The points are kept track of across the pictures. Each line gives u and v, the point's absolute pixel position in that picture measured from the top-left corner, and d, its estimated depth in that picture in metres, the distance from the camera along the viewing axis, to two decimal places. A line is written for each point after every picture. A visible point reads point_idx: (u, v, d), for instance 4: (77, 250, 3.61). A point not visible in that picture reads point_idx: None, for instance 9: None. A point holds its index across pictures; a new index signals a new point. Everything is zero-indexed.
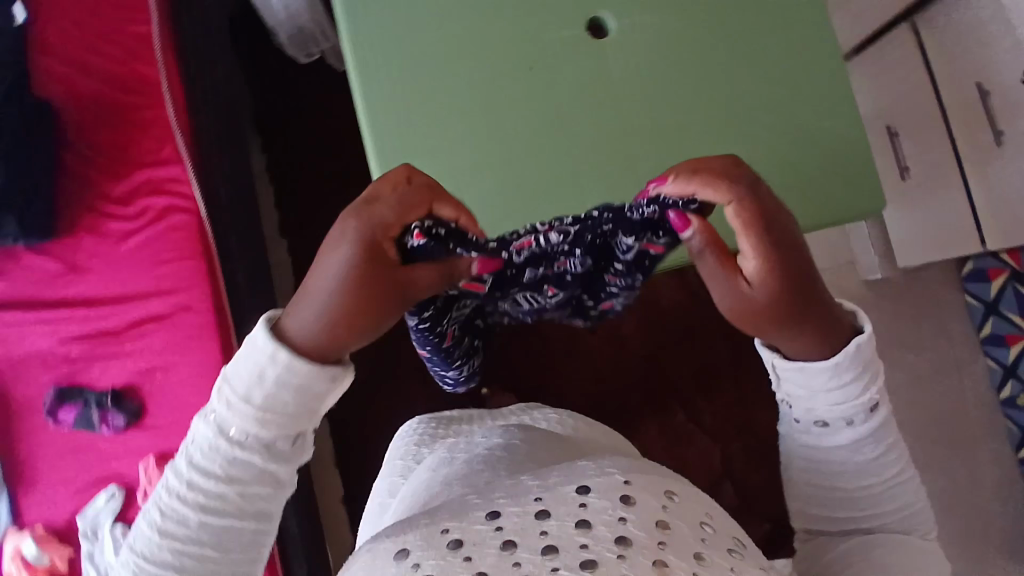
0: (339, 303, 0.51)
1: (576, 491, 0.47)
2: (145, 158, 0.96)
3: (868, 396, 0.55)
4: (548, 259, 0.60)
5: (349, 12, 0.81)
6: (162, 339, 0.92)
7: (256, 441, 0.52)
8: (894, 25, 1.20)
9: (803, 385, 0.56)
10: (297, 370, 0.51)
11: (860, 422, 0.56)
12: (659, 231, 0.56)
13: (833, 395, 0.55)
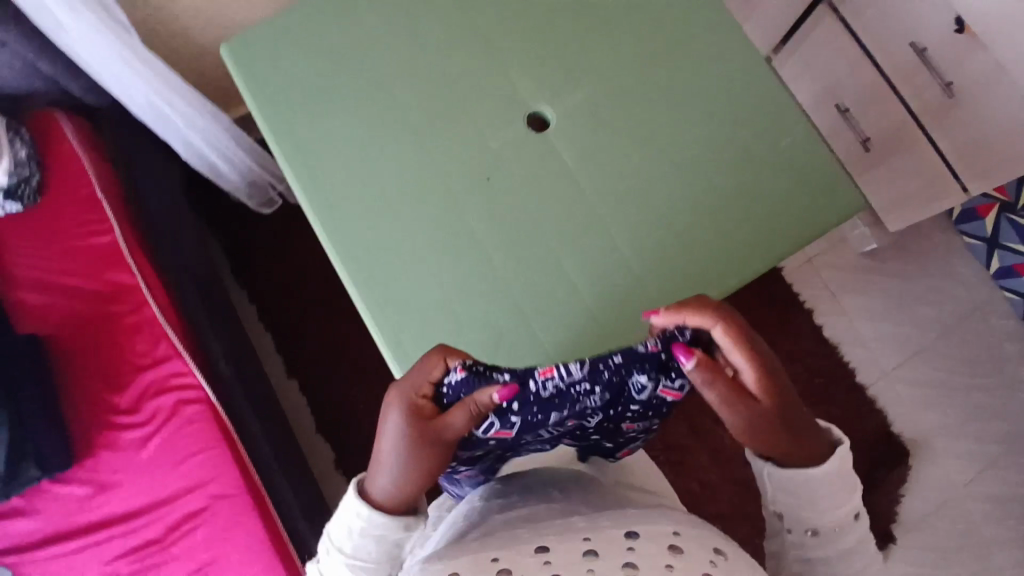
0: (401, 474, 0.55)
1: (625, 534, 0.53)
2: (142, 362, 0.95)
3: (851, 501, 0.56)
4: (556, 414, 0.55)
5: (305, 177, 0.82)
6: (206, 533, 0.92)
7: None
8: (814, 10, 1.21)
9: (795, 495, 0.56)
10: (384, 525, 0.57)
11: (849, 525, 0.57)
12: (675, 370, 0.54)
13: (808, 486, 0.56)
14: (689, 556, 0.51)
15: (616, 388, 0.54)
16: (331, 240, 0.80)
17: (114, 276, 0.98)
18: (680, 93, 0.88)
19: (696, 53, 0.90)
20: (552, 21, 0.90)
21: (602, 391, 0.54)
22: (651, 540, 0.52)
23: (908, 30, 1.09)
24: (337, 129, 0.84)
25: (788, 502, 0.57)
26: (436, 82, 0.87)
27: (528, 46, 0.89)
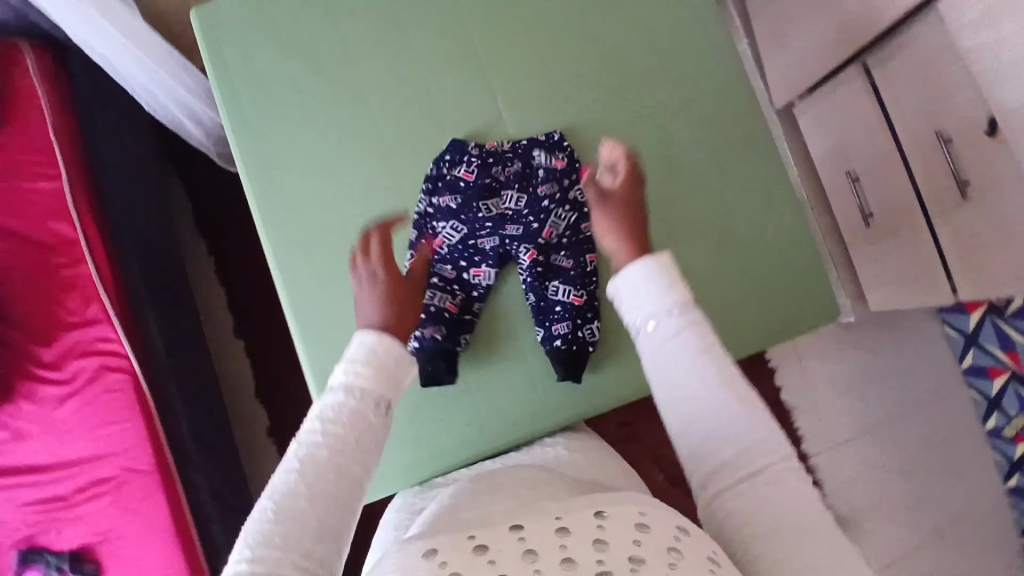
0: (382, 347, 0.53)
1: (595, 512, 0.46)
2: (73, 321, 0.93)
3: (669, 294, 0.53)
4: (496, 164, 0.83)
5: (263, 184, 0.83)
6: (110, 503, 0.90)
7: (358, 410, 0.49)
8: (842, 69, 1.13)
9: (632, 314, 0.55)
10: (380, 382, 0.51)
11: (669, 315, 0.52)
12: (570, 157, 0.84)
13: (692, 343, 0.50)
14: (658, 531, 0.45)
15: (525, 158, 0.84)
16: (276, 258, 0.81)
17: (57, 227, 0.95)
18: (670, 159, 0.87)
19: (695, 118, 0.89)
20: (552, 58, 0.88)
21: (516, 147, 0.85)
22: (623, 515, 0.46)
23: (935, 112, 0.98)
24: (303, 141, 0.83)
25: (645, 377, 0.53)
26: (423, 102, 0.86)
27: (521, 83, 0.87)
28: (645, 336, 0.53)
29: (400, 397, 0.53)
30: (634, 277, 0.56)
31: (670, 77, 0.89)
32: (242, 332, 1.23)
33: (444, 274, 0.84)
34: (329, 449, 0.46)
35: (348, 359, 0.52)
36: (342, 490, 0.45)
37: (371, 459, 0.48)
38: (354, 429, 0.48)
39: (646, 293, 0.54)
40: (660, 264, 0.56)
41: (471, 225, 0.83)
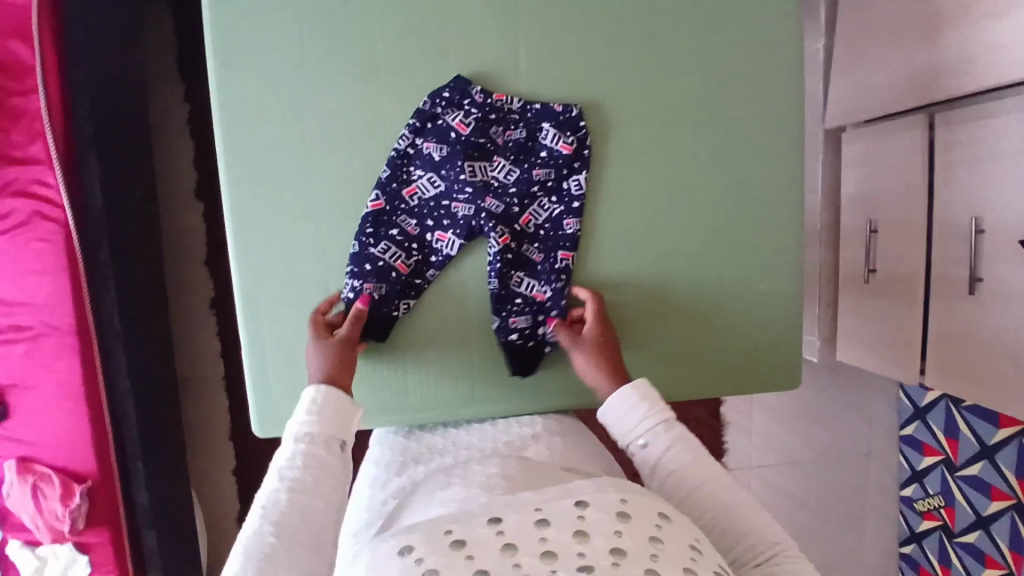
0: (327, 399, 0.64)
1: (575, 504, 0.51)
2: (12, 153, 0.85)
3: (647, 412, 0.64)
4: (496, 125, 0.75)
5: (233, 72, 0.71)
6: (23, 353, 0.88)
7: (314, 457, 0.60)
8: (909, 113, 1.01)
9: (624, 434, 0.65)
10: (327, 426, 0.62)
11: (650, 427, 0.64)
12: (572, 134, 0.75)
13: (681, 456, 0.61)
14: (638, 524, 0.50)
15: (532, 128, 0.75)
16: (226, 159, 0.72)
17: (15, 47, 0.84)
18: (686, 176, 0.78)
19: (729, 138, 0.78)
20: (597, 20, 0.75)
21: (523, 110, 0.75)
22: (602, 506, 0.51)
23: (975, 200, 0.90)
24: (285, 33, 0.71)
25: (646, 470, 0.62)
26: (434, 28, 0.72)
27: (554, 38, 0.74)
28: (637, 453, 0.64)
29: (352, 434, 0.65)
30: (615, 406, 0.66)
31: (723, 82, 0.77)
32: (202, 195, 1.16)
33: (406, 230, 0.74)
34: (293, 492, 0.57)
35: (300, 413, 0.63)
36: (316, 514, 0.57)
37: (330, 492, 0.59)
38: (314, 468, 0.60)
39: (631, 415, 0.65)
40: (641, 388, 0.66)
41: (448, 182, 0.74)
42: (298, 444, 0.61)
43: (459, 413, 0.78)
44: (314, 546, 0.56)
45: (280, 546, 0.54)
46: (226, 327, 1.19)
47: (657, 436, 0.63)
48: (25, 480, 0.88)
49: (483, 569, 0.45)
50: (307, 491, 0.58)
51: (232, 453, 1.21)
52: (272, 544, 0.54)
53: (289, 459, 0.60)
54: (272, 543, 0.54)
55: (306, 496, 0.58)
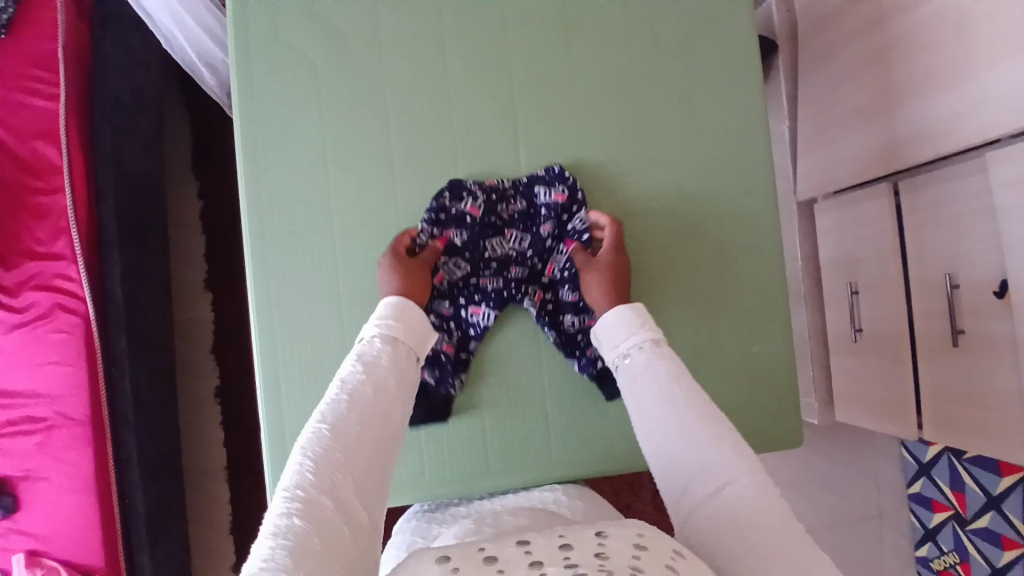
0: (403, 309, 0.67)
1: (596, 534, 0.49)
2: (37, 248, 0.90)
3: (638, 330, 0.66)
4: (495, 203, 0.80)
5: (255, 164, 0.77)
6: (35, 443, 0.89)
7: (385, 356, 0.61)
8: (875, 180, 1.10)
9: (614, 350, 0.67)
10: (402, 333, 0.65)
11: (639, 345, 0.65)
12: (565, 187, 0.79)
13: (661, 369, 0.60)
14: (657, 550, 0.46)
15: (528, 195, 0.80)
16: (251, 245, 0.76)
17: (40, 147, 0.91)
18: (675, 242, 0.82)
19: (714, 207, 0.83)
20: (588, 104, 0.81)
21: (519, 183, 0.80)
22: (624, 536, 0.48)
23: (951, 254, 0.97)
24: (303, 126, 0.78)
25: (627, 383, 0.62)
26: (439, 118, 0.79)
27: (547, 120, 0.81)
28: (624, 372, 0.64)
29: (420, 352, 0.67)
30: (609, 324, 0.69)
31: (706, 154, 0.83)
32: (211, 284, 1.20)
33: (443, 312, 0.80)
34: (372, 378, 0.57)
35: (374, 320, 0.66)
36: (388, 397, 0.56)
37: (401, 385, 0.59)
38: (385, 362, 0.60)
39: (626, 335, 0.67)
40: (638, 311, 0.69)
41: (476, 265, 0.81)
42: (367, 344, 0.62)
43: (472, 482, 0.78)
44: (382, 423, 0.54)
45: (354, 409, 0.53)
46: (230, 414, 1.19)
47: (642, 351, 0.64)
48: (33, 574, 0.87)
49: None
50: (379, 372, 0.58)
51: (232, 544, 1.18)
52: (343, 407, 0.53)
53: (359, 353, 0.60)
54: (344, 406, 0.53)
55: (378, 377, 0.57)
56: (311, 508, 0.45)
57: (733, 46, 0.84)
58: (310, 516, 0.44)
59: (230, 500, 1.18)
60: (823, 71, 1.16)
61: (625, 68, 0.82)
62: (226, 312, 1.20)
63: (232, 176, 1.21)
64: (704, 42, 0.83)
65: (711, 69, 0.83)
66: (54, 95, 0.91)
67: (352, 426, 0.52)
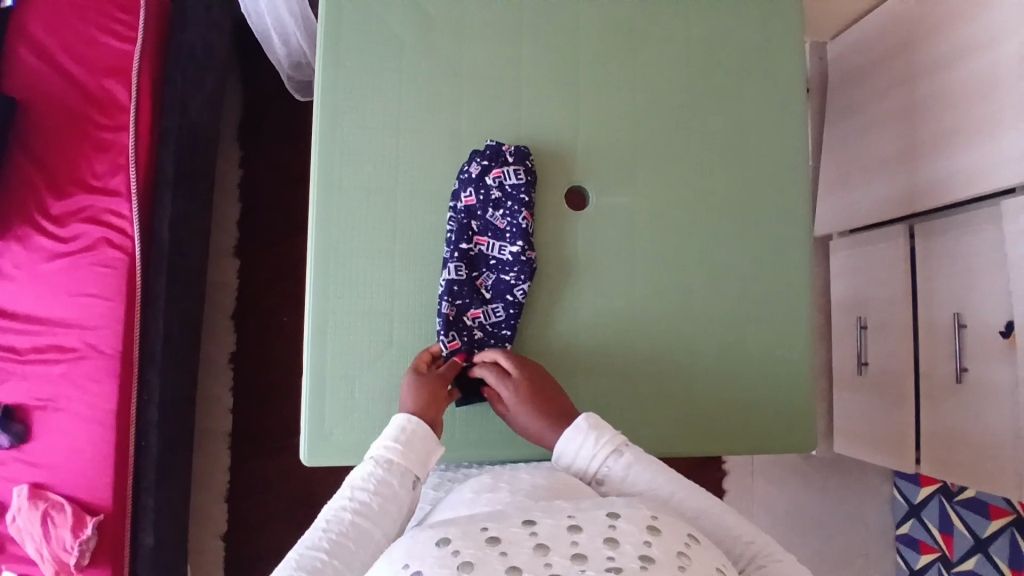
0: (410, 429, 0.63)
1: (606, 514, 0.49)
2: (93, 182, 0.92)
3: (601, 438, 0.64)
4: (498, 180, 0.79)
5: (331, 119, 0.80)
6: (62, 372, 0.89)
7: (381, 484, 0.59)
8: (894, 223, 1.15)
9: (585, 465, 0.64)
10: (404, 457, 0.61)
11: (611, 458, 0.63)
12: (520, 162, 0.80)
13: (641, 476, 0.61)
14: (668, 537, 0.48)
15: (526, 172, 0.80)
16: (319, 196, 0.79)
17: (110, 86, 0.94)
18: (716, 244, 0.85)
19: (758, 214, 0.86)
20: (650, 102, 0.86)
21: (510, 158, 0.80)
22: (633, 517, 0.49)
23: (961, 297, 1.02)
24: (380, 90, 0.81)
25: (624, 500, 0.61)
26: (508, 99, 0.83)
27: (609, 113, 0.85)
28: (602, 486, 0.63)
29: (428, 470, 0.63)
30: (565, 438, 0.65)
31: (752, 167, 0.87)
32: (241, 251, 1.21)
33: (483, 295, 0.79)
34: (360, 517, 0.56)
35: (384, 439, 0.62)
36: (370, 542, 0.56)
37: (391, 524, 0.58)
38: (382, 493, 0.58)
39: (584, 451, 0.64)
40: (586, 421, 0.66)
41: (507, 250, 0.79)
42: (364, 469, 0.60)
43: (499, 452, 0.80)
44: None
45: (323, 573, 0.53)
46: (240, 380, 1.19)
47: (612, 466, 0.62)
48: (36, 505, 0.86)
49: (512, 568, 0.44)
50: (365, 515, 0.57)
51: (225, 511, 1.16)
52: (312, 569, 0.53)
53: (355, 482, 0.59)
54: (315, 566, 0.53)
55: (362, 523, 0.56)
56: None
57: (786, 71, 0.89)
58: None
59: (230, 467, 1.17)
60: (852, 118, 1.22)
61: (685, 77, 0.86)
62: (252, 281, 1.21)
63: (275, 149, 1.23)
64: (761, 63, 0.88)
65: (768, 87, 0.88)
66: (130, 39, 0.95)
67: None
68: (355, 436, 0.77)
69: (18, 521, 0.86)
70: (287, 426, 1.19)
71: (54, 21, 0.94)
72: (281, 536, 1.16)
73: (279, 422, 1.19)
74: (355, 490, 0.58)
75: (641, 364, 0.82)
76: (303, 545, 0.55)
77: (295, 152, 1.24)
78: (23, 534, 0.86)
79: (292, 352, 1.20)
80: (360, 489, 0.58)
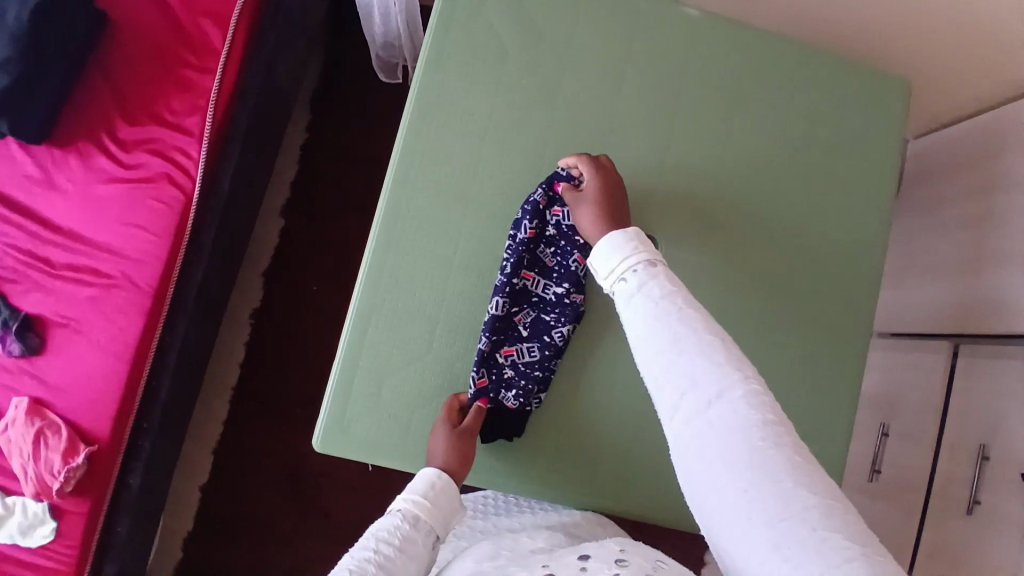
0: (438, 488, 0.65)
1: (578, 559, 0.54)
2: (167, 117, 0.91)
3: (640, 250, 0.60)
4: (556, 218, 0.78)
5: (421, 113, 0.79)
6: (91, 296, 0.88)
7: (404, 539, 0.61)
8: (939, 337, 1.12)
9: (611, 268, 0.60)
10: (430, 515, 0.63)
11: (639, 269, 0.58)
12: None
13: (655, 293, 0.56)
14: (635, 566, 0.50)
15: None
16: (392, 187, 0.78)
17: (206, 26, 0.93)
18: (771, 326, 0.83)
19: (819, 305, 0.84)
20: (738, 169, 0.84)
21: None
22: (603, 557, 0.52)
23: (988, 425, 0.98)
24: (475, 95, 0.80)
25: (631, 311, 0.57)
26: (600, 134, 0.82)
27: (695, 170, 0.83)
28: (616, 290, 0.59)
29: (448, 530, 0.65)
30: (608, 240, 0.62)
31: (824, 257, 0.85)
32: (288, 213, 1.20)
33: (521, 332, 0.77)
34: (382, 567, 0.58)
35: (410, 493, 0.64)
36: None
37: None
38: (405, 550, 0.60)
39: (616, 253, 0.60)
40: (634, 229, 0.61)
41: (551, 289, 0.78)
42: (390, 522, 0.62)
43: (511, 485, 0.77)
44: None
45: None
46: (257, 339, 1.18)
47: (636, 272, 0.58)
48: (32, 423, 0.85)
49: None
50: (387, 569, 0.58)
51: (212, 465, 1.15)
52: None
53: (380, 533, 0.61)
54: None
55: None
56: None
57: (880, 169, 0.87)
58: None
59: (226, 422, 1.16)
60: (918, 224, 1.21)
61: (777, 153, 0.85)
62: (292, 245, 1.19)
63: (344, 121, 1.22)
64: (856, 156, 0.86)
65: (858, 182, 0.86)
66: None
67: None
68: (370, 434, 0.76)
69: (10, 434, 0.85)
70: (291, 396, 1.17)
71: None
72: (258, 503, 1.15)
73: (285, 390, 1.17)
74: (380, 542, 0.60)
75: None
76: None
77: (363, 129, 1.22)
78: (11, 449, 0.85)
79: (313, 324, 1.19)
80: (386, 544, 0.60)
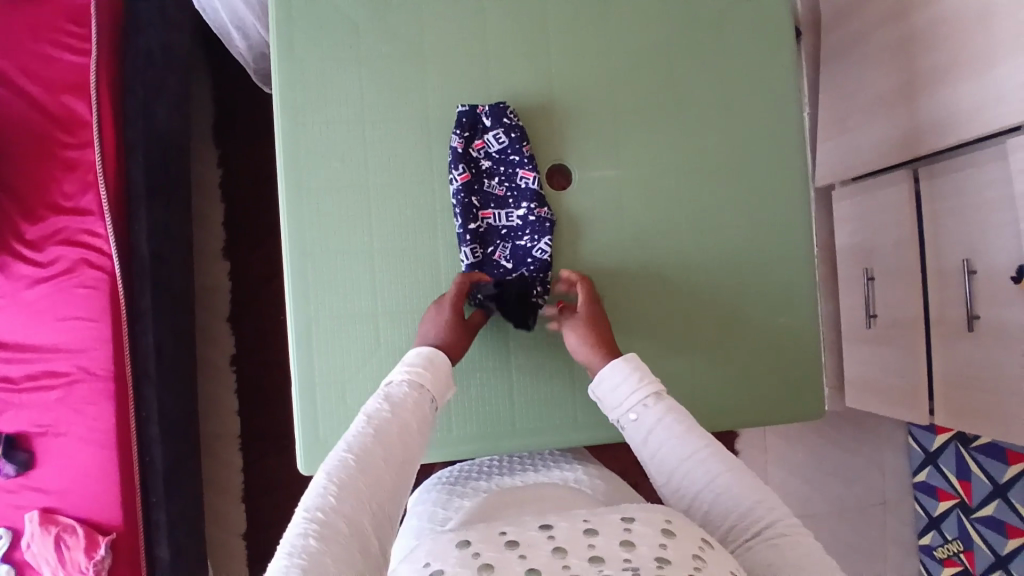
0: (434, 356, 0.64)
1: (620, 517, 0.45)
2: (66, 204, 0.90)
3: (645, 381, 0.62)
4: (482, 150, 0.79)
5: (294, 120, 0.77)
6: (58, 398, 0.89)
7: (407, 396, 0.59)
8: (896, 168, 1.09)
9: (616, 404, 0.63)
10: (433, 377, 0.62)
11: (647, 403, 0.61)
12: (504, 122, 0.78)
13: (672, 427, 0.58)
14: (683, 539, 0.43)
15: (506, 129, 0.78)
16: (290, 203, 0.77)
17: (70, 101, 0.91)
18: (706, 214, 0.81)
19: (748, 179, 0.82)
20: (626, 71, 0.81)
21: (487, 122, 0.78)
22: (648, 520, 0.44)
23: (968, 242, 0.97)
24: (342, 84, 0.78)
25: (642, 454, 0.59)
26: (478, 82, 0.79)
27: (584, 86, 0.81)
28: (630, 428, 0.61)
29: (445, 398, 0.64)
30: (606, 380, 0.65)
31: (739, 131, 0.82)
32: (227, 253, 1.19)
33: (505, 267, 0.79)
34: (396, 423, 0.56)
35: (404, 363, 0.63)
36: (401, 448, 0.54)
37: (418, 431, 0.57)
38: (406, 404, 0.58)
39: (623, 389, 0.63)
40: (632, 361, 0.64)
41: (515, 215, 0.80)
42: (392, 385, 0.60)
43: (499, 447, 0.78)
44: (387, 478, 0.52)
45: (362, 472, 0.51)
46: (243, 382, 1.19)
47: (648, 407, 0.60)
48: (48, 531, 0.87)
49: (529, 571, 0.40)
50: (398, 423, 0.56)
51: (243, 512, 1.17)
52: (352, 470, 0.51)
53: (384, 395, 0.59)
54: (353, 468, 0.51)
55: (394, 427, 0.55)
56: (326, 530, 0.47)
57: (768, 23, 0.83)
58: (326, 538, 0.46)
59: (241, 469, 1.18)
60: (843, 61, 1.16)
61: (657, 39, 0.81)
62: (243, 282, 1.19)
63: (250, 145, 1.21)
64: (741, 17, 0.83)
65: (750, 43, 0.83)
66: (85, 50, 0.91)
67: (360, 505, 0.49)
68: None
69: (33, 547, 0.87)
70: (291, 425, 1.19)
71: (2, 38, 0.90)
72: None
73: (285, 419, 1.19)
74: (387, 401, 0.58)
75: (635, 348, 0.80)
76: (338, 453, 0.52)
77: (271, 148, 1.21)
78: (38, 561, 0.87)
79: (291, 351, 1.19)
80: (388, 402, 0.58)
